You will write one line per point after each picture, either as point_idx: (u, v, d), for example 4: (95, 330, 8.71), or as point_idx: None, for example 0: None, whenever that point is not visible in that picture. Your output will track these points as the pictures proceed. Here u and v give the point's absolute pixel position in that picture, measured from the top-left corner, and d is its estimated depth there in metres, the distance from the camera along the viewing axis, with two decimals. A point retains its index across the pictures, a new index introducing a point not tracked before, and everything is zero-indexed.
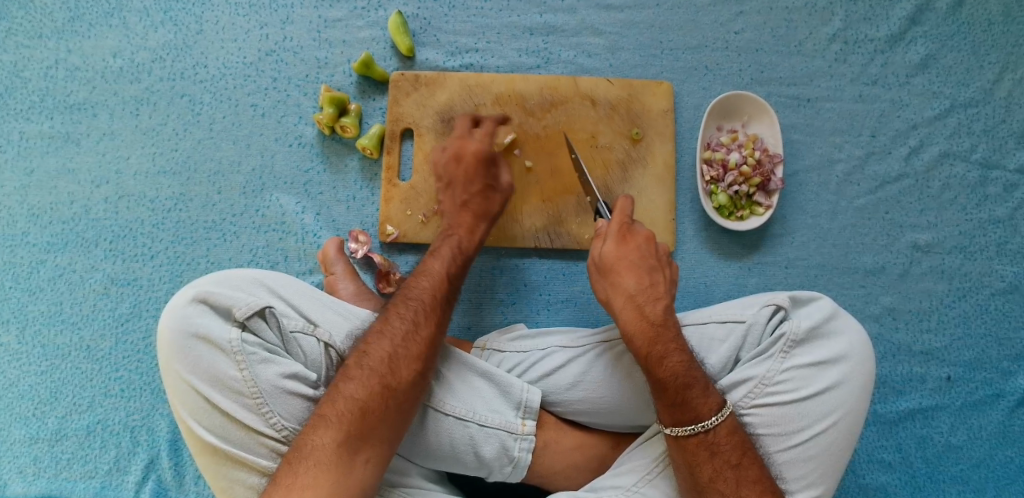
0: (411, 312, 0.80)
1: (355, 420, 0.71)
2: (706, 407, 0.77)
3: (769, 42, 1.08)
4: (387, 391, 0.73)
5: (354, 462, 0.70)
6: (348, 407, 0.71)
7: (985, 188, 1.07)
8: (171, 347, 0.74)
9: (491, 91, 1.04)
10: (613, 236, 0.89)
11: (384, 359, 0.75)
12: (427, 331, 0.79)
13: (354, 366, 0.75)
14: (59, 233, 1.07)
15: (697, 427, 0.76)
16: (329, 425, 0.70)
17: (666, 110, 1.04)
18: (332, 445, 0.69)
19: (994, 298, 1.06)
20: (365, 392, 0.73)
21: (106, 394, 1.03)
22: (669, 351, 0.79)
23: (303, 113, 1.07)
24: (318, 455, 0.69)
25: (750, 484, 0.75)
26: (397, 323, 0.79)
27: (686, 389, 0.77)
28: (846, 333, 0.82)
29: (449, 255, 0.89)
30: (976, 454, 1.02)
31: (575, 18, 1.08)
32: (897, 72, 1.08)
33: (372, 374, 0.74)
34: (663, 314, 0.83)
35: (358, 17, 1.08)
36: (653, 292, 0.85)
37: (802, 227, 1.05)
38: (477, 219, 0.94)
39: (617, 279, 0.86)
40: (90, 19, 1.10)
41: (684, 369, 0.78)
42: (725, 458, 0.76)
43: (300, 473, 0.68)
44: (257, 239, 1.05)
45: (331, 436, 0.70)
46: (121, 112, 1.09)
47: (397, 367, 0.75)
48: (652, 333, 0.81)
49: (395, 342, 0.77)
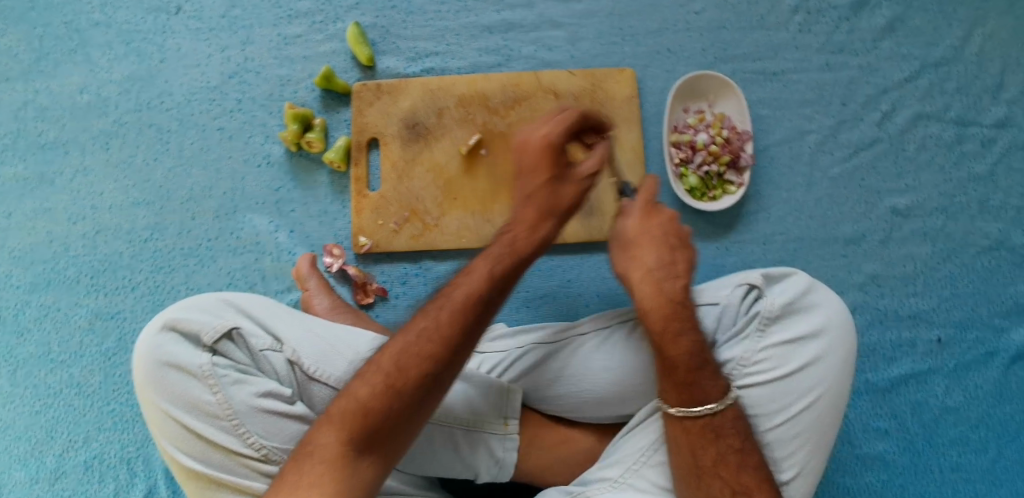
0: (443, 307, 0.70)
1: (358, 420, 0.65)
2: (716, 390, 0.75)
3: (730, 19, 1.07)
4: (390, 392, 0.66)
5: (356, 465, 0.64)
6: (347, 406, 0.66)
7: (962, 146, 1.06)
8: (145, 377, 0.75)
9: (454, 92, 1.04)
10: (637, 212, 0.84)
11: (396, 356, 0.68)
12: (449, 328, 0.69)
13: (368, 364, 0.68)
14: (42, 272, 1.08)
15: (705, 409, 0.75)
16: (331, 424, 0.65)
17: (630, 97, 1.04)
18: (335, 445, 0.64)
19: (980, 256, 1.04)
20: (368, 393, 0.66)
21: (100, 428, 1.04)
22: (685, 330, 0.77)
23: (270, 132, 1.08)
24: (320, 454, 0.64)
25: (752, 469, 0.74)
26: (424, 317, 0.70)
27: (697, 370, 0.75)
28: (823, 306, 0.81)
29: (500, 250, 0.75)
30: (973, 415, 1.01)
31: (533, 12, 1.07)
32: (863, 38, 1.07)
33: (377, 372, 0.67)
34: (683, 292, 0.79)
35: (317, 31, 1.09)
36: (672, 270, 0.80)
37: (777, 202, 1.04)
38: (544, 216, 0.78)
39: (637, 252, 0.82)
40: (55, 58, 1.11)
41: (698, 350, 0.76)
42: (729, 442, 0.75)
43: (302, 472, 0.63)
44: (235, 262, 1.05)
45: (333, 436, 0.64)
46: (92, 147, 1.10)
47: (405, 366, 0.67)
48: (669, 311, 0.78)
49: (408, 340, 0.69)
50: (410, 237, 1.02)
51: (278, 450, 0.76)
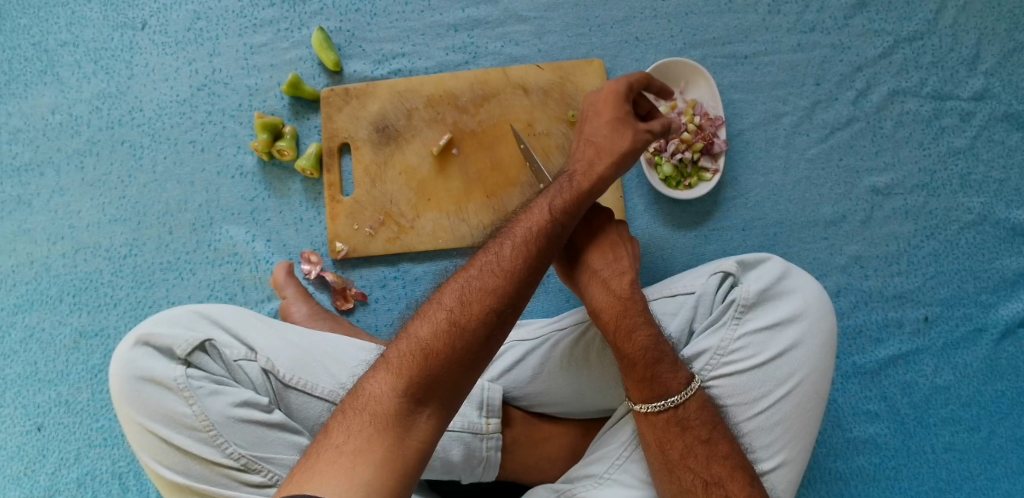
0: (498, 246, 0.71)
1: (416, 364, 0.61)
2: (676, 381, 0.74)
3: (698, 4, 1.06)
4: (452, 329, 0.63)
5: (414, 415, 0.60)
6: (409, 349, 0.63)
7: (940, 121, 1.04)
8: (122, 393, 0.75)
9: (422, 93, 1.03)
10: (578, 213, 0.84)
11: (455, 294, 0.66)
12: (512, 260, 0.69)
13: (426, 308, 0.66)
14: (24, 293, 1.08)
15: (667, 403, 0.74)
16: (388, 372, 0.62)
17: (601, 87, 1.02)
18: (389, 394, 0.60)
19: (964, 232, 1.03)
20: (429, 332, 0.63)
21: (90, 445, 1.04)
22: (637, 325, 0.76)
23: (241, 142, 1.07)
24: (374, 405, 0.60)
25: (721, 459, 0.73)
26: (482, 258, 0.70)
27: (656, 364, 0.75)
28: (800, 291, 0.81)
29: (553, 192, 0.76)
30: (964, 393, 1.00)
31: (498, 8, 1.06)
32: (834, 16, 1.06)
33: (440, 311, 0.65)
34: (630, 287, 0.79)
35: (283, 38, 1.08)
36: (618, 266, 0.80)
37: (755, 186, 1.03)
38: (597, 155, 0.79)
39: (579, 255, 0.82)
40: (26, 80, 1.11)
41: (652, 344, 0.75)
42: (696, 434, 0.74)
43: (354, 425, 0.59)
44: (214, 273, 1.05)
45: (390, 385, 0.61)
46: (67, 167, 1.10)
47: (467, 301, 0.65)
48: (620, 307, 0.77)
49: (471, 276, 0.67)
50: (386, 241, 1.02)
51: (258, 459, 0.76)
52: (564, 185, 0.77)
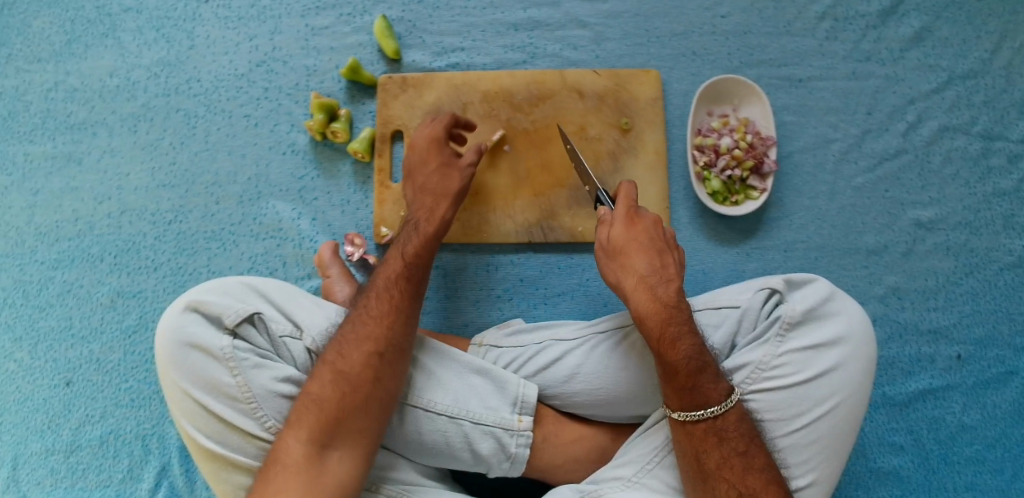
0: (365, 298, 0.80)
1: (316, 414, 0.71)
2: (716, 392, 0.75)
3: (757, 24, 1.07)
4: (340, 379, 0.73)
5: (327, 456, 0.70)
6: (309, 403, 0.72)
7: (988, 160, 1.04)
8: (167, 356, 0.75)
9: (478, 88, 1.04)
10: (622, 220, 0.85)
11: (337, 350, 0.75)
12: (381, 308, 0.78)
13: (319, 363, 0.75)
14: (66, 250, 1.09)
15: (706, 412, 0.75)
16: (292, 426, 0.71)
17: (655, 98, 1.04)
18: (299, 446, 0.70)
19: (1003, 273, 1.03)
20: (319, 387, 0.73)
21: (117, 405, 1.05)
22: (682, 334, 0.77)
23: (295, 121, 1.09)
24: (286, 457, 0.70)
25: (756, 472, 0.73)
26: (351, 312, 0.79)
27: (698, 374, 0.76)
28: (844, 314, 0.81)
29: (412, 234, 0.86)
30: (991, 434, 1.00)
31: (559, 11, 1.08)
32: (891, 47, 1.06)
33: (325, 367, 0.74)
34: (676, 296, 0.80)
35: (345, 23, 1.10)
36: (664, 273, 0.82)
37: (799, 209, 1.04)
38: (437, 200, 0.91)
39: (627, 260, 0.83)
40: (87, 41, 1.12)
41: (696, 353, 0.76)
42: (732, 445, 0.75)
43: (273, 477, 0.68)
44: (256, 247, 1.06)
45: (296, 437, 0.70)
46: (120, 129, 1.11)
47: (346, 353, 0.75)
48: (665, 314, 0.78)
49: (347, 329, 0.77)
50: None
51: None
52: (414, 231, 0.87)
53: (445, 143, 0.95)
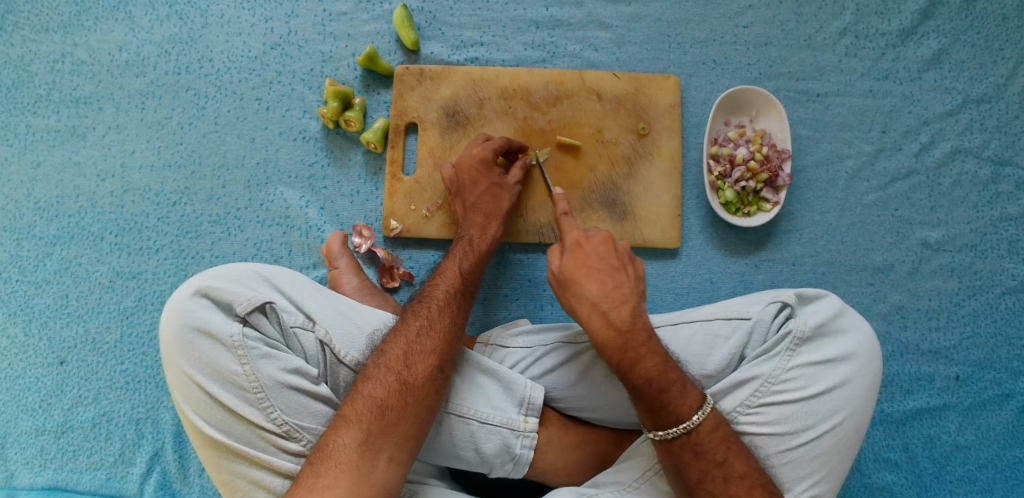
0: (424, 308, 0.81)
1: (374, 418, 0.71)
2: (685, 408, 0.74)
3: (778, 36, 1.07)
4: (404, 388, 0.74)
5: (376, 460, 0.70)
6: (365, 406, 0.72)
7: (997, 185, 1.05)
8: (174, 341, 0.73)
9: (496, 85, 1.04)
10: (569, 249, 0.85)
11: (400, 356, 0.76)
12: (445, 323, 0.80)
13: (372, 366, 0.76)
14: (67, 226, 1.06)
15: (680, 429, 0.74)
16: (349, 425, 0.71)
17: (673, 105, 1.04)
18: (352, 445, 0.70)
19: (1005, 297, 1.04)
20: (383, 391, 0.73)
21: (111, 386, 1.03)
22: (642, 356, 0.76)
23: (308, 107, 1.07)
24: (338, 455, 0.69)
25: (738, 480, 0.73)
26: (412, 321, 0.80)
27: (663, 394, 0.75)
28: (853, 331, 0.81)
29: (463, 255, 0.90)
30: (984, 455, 1.01)
31: (582, 11, 1.07)
32: (908, 67, 1.07)
33: (389, 372, 0.74)
34: (630, 317, 0.79)
35: (363, 10, 1.08)
36: (616, 295, 0.81)
37: (809, 223, 1.04)
38: (488, 219, 0.93)
39: (577, 289, 0.81)
40: (97, 13, 1.09)
41: (659, 373, 0.75)
42: (710, 457, 0.74)
43: (321, 473, 0.68)
44: (262, 233, 1.05)
45: (352, 436, 0.70)
46: (127, 105, 1.08)
47: (412, 363, 0.76)
48: (620, 341, 0.78)
49: (410, 339, 0.78)
50: (441, 226, 1.03)
51: (300, 428, 0.75)
52: (469, 248, 0.91)
53: (492, 164, 0.96)
